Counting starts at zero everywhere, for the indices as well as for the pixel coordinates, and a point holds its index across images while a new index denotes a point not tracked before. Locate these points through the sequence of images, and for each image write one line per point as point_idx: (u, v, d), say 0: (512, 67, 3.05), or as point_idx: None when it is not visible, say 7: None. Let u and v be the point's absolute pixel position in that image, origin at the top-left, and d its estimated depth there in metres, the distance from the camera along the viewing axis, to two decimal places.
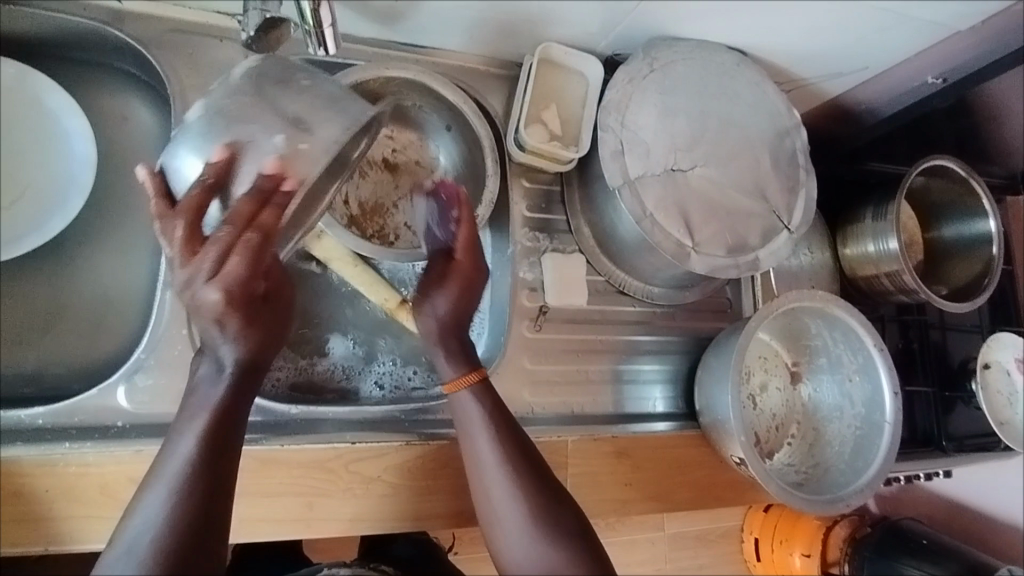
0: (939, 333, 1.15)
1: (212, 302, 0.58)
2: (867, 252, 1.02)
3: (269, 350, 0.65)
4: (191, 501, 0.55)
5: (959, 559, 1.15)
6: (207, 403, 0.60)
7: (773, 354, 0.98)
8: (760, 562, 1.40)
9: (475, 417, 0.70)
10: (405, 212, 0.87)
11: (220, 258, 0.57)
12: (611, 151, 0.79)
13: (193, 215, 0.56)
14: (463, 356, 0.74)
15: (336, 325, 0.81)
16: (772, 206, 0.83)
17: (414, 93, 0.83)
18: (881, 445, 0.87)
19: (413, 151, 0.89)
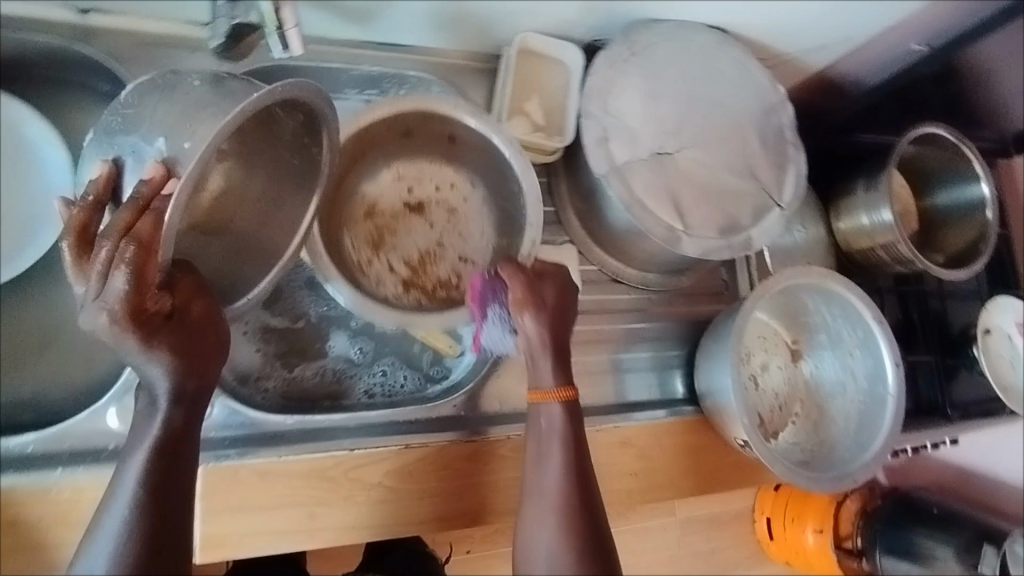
0: (938, 302, 1.15)
1: (99, 327, 0.49)
2: (861, 225, 1.01)
3: (206, 373, 0.58)
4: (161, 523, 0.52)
5: (971, 526, 1.15)
6: (144, 437, 0.55)
7: (773, 334, 0.97)
8: (773, 540, 1.38)
9: (551, 434, 0.68)
10: (455, 249, 0.85)
11: (103, 275, 0.48)
12: (595, 138, 0.77)
13: (82, 230, 0.52)
14: (560, 369, 0.69)
15: (335, 326, 0.80)
16: (762, 184, 0.81)
17: (409, 118, 0.77)
18: (885, 417, 0.87)
19: (429, 180, 0.85)
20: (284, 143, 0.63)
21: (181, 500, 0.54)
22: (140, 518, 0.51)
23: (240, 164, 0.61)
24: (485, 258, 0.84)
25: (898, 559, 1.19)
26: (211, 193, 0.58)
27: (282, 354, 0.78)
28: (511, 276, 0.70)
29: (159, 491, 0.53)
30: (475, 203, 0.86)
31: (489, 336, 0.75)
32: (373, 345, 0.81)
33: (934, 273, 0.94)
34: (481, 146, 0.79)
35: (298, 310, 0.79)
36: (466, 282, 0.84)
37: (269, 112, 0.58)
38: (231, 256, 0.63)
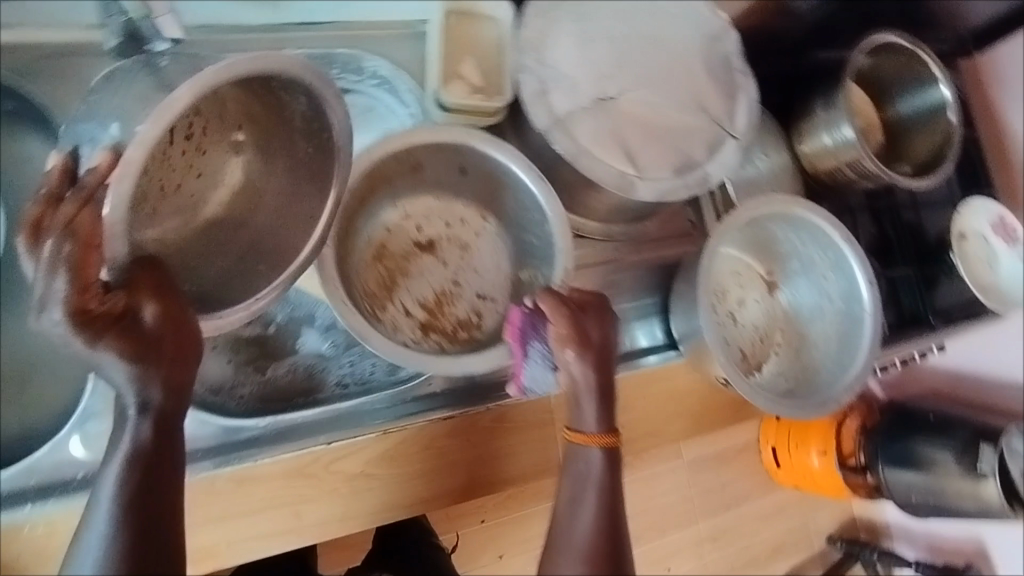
0: (911, 213, 1.15)
1: (49, 329, 0.45)
2: (823, 146, 0.99)
3: (181, 376, 0.53)
4: (138, 530, 0.49)
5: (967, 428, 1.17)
6: (120, 450, 0.51)
7: (747, 267, 0.96)
8: (781, 469, 1.41)
9: (591, 483, 0.64)
10: (469, 286, 0.83)
11: (50, 272, 0.44)
12: (534, 92, 0.73)
13: (34, 224, 0.45)
14: (605, 413, 0.66)
15: (303, 326, 0.77)
16: (713, 116, 0.78)
17: (418, 155, 0.75)
18: (863, 336, 0.86)
19: (437, 218, 0.84)
20: (298, 132, 0.63)
21: (159, 519, 0.51)
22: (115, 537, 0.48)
23: (258, 154, 0.67)
24: (502, 292, 0.84)
25: (900, 469, 1.19)
26: (231, 186, 0.68)
27: (249, 357, 0.75)
28: (550, 314, 0.65)
29: (133, 511, 0.50)
30: (486, 238, 0.85)
31: (531, 376, 0.70)
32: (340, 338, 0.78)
33: (900, 185, 0.93)
34: (493, 176, 0.78)
35: (261, 317, 0.75)
36: (486, 321, 0.82)
37: (274, 95, 0.59)
38: (248, 254, 0.65)
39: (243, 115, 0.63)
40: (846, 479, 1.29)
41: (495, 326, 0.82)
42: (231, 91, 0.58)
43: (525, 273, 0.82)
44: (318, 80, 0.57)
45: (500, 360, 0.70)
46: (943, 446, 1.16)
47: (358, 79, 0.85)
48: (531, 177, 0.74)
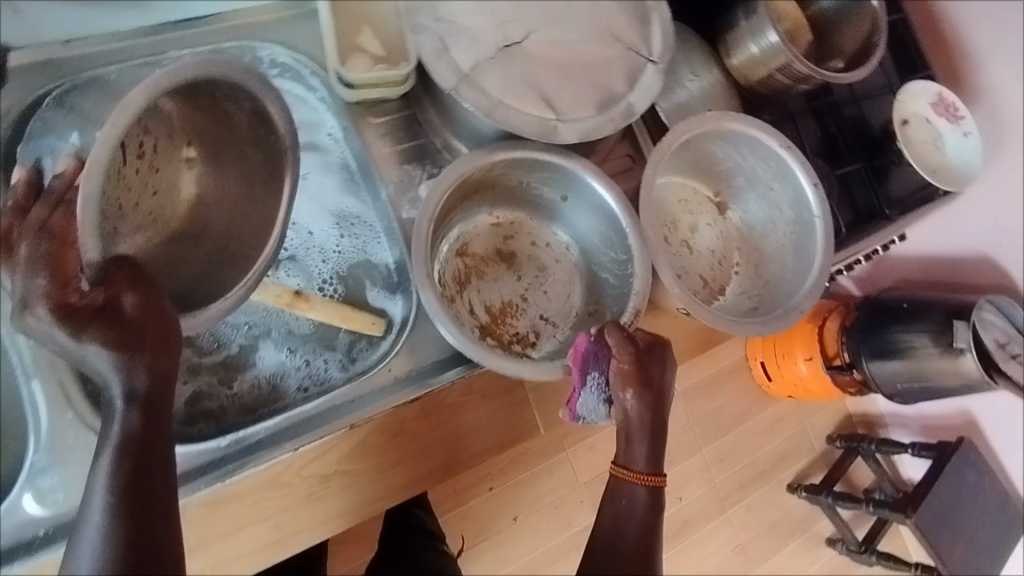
0: (852, 106, 1.14)
1: (31, 324, 0.47)
2: (752, 55, 0.97)
3: (167, 365, 0.53)
4: (130, 514, 0.47)
5: (940, 309, 1.17)
6: (106, 440, 0.49)
7: (692, 193, 0.95)
8: (773, 382, 1.47)
9: (635, 516, 0.65)
10: (538, 304, 0.82)
11: (36, 266, 0.49)
12: (432, 51, 0.69)
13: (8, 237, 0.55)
14: (656, 453, 0.67)
15: (259, 339, 0.78)
16: (629, 45, 0.75)
17: (519, 172, 0.76)
18: (816, 238, 0.85)
19: (525, 233, 0.83)
20: (245, 137, 0.68)
21: (154, 500, 0.49)
22: (108, 518, 0.46)
23: (210, 166, 0.69)
24: (566, 322, 0.81)
25: (882, 359, 1.21)
26: (186, 201, 0.69)
27: (209, 373, 0.75)
28: (615, 354, 0.66)
29: (127, 491, 0.48)
30: (566, 265, 0.83)
31: (585, 405, 0.69)
32: (295, 344, 0.78)
33: (834, 81, 0.92)
34: (586, 204, 0.77)
35: (214, 339, 0.76)
36: (542, 343, 0.80)
37: (216, 103, 0.63)
38: (214, 259, 0.68)
39: (190, 132, 0.66)
40: (835, 380, 1.34)
41: (551, 351, 0.79)
42: (174, 106, 0.61)
43: (595, 307, 0.80)
44: (260, 87, 0.63)
45: (556, 377, 0.69)
46: (917, 329, 1.18)
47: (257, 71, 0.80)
48: (619, 203, 0.74)
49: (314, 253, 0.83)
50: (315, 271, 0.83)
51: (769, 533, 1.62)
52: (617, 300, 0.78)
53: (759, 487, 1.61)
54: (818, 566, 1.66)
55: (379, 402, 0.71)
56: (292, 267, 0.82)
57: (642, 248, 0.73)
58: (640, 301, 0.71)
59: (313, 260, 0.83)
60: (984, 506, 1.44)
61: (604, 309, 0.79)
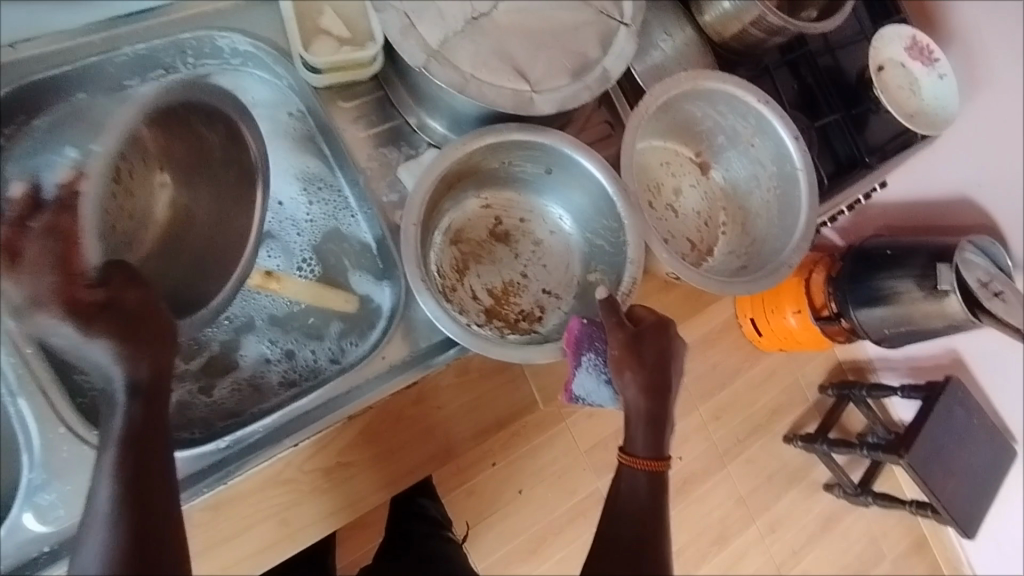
0: (826, 56, 1.13)
1: (49, 320, 0.55)
2: (725, 11, 0.95)
3: (163, 359, 0.56)
4: (135, 507, 0.49)
5: (923, 253, 1.18)
6: (110, 434, 0.52)
7: (673, 155, 0.93)
8: (763, 337, 1.49)
9: (633, 499, 0.65)
10: (539, 279, 0.81)
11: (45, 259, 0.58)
12: (398, 28, 0.66)
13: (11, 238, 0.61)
14: (656, 437, 0.66)
15: (240, 333, 0.78)
16: (600, 9, 0.73)
17: (503, 153, 0.74)
18: (801, 190, 0.84)
19: (515, 210, 0.82)
20: (217, 161, 0.79)
21: (157, 492, 0.51)
22: (116, 509, 0.49)
23: (186, 190, 0.79)
24: (569, 291, 0.80)
25: (869, 306, 1.22)
26: (162, 214, 0.78)
27: (190, 377, 0.74)
28: (613, 336, 0.66)
29: (132, 483, 0.50)
30: (561, 237, 0.82)
31: (582, 386, 0.68)
32: (281, 337, 0.78)
33: (806, 30, 0.92)
34: (573, 175, 0.75)
35: (195, 344, 0.75)
36: (548, 317, 0.79)
37: (193, 129, 0.76)
38: (189, 271, 0.76)
39: (163, 157, 0.77)
40: (823, 329, 1.35)
41: (558, 324, 0.78)
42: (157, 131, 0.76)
43: (595, 277, 0.79)
44: (236, 113, 0.77)
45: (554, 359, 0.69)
46: (902, 274, 1.19)
47: (222, 63, 0.78)
48: (605, 173, 0.72)
49: (287, 224, 0.83)
50: (293, 246, 0.82)
51: (769, 484, 1.66)
52: (613, 266, 0.77)
53: (755, 440, 1.64)
54: (818, 511, 1.70)
55: (373, 388, 0.70)
56: (274, 246, 0.82)
57: (633, 213, 0.72)
58: (637, 269, 0.70)
59: (287, 234, 0.82)
60: (974, 441, 1.48)
61: (603, 277, 0.78)
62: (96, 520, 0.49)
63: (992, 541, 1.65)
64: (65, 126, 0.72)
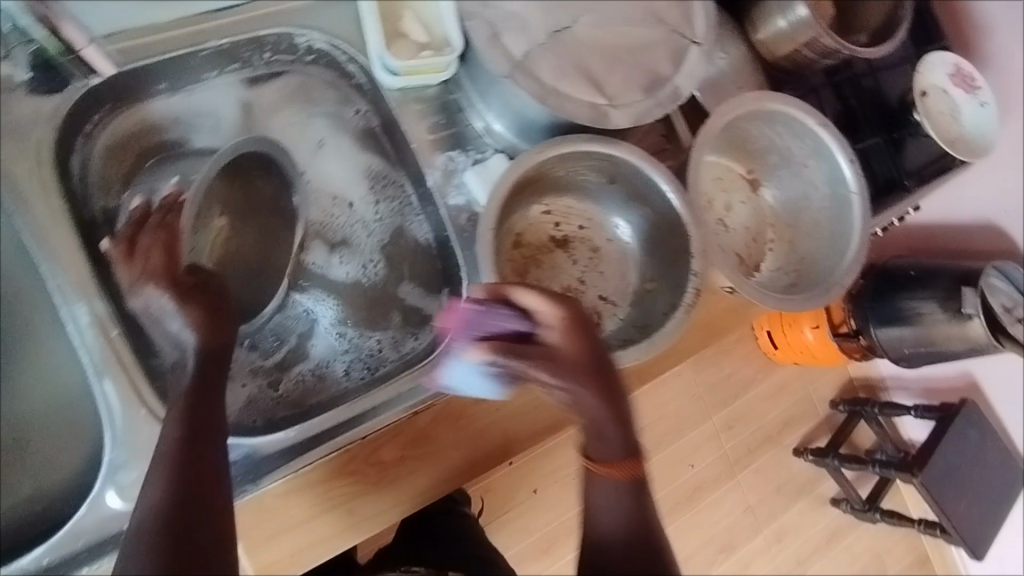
0: (870, 79, 1.14)
1: (149, 293, 0.62)
2: (779, 31, 0.97)
3: (222, 336, 0.62)
4: (184, 448, 0.51)
5: (948, 276, 1.19)
6: (178, 391, 0.57)
7: (726, 171, 0.95)
8: (779, 350, 1.50)
9: (616, 505, 0.58)
10: (595, 285, 0.83)
11: (150, 253, 0.64)
12: (484, 38, 0.68)
13: (126, 241, 0.65)
14: (625, 439, 0.58)
15: (315, 327, 0.80)
16: (673, 26, 0.75)
17: (572, 163, 0.75)
18: (855, 214, 0.86)
19: (575, 217, 0.83)
20: (268, 211, 0.80)
21: (205, 437, 0.53)
22: (174, 443, 0.51)
23: (241, 224, 0.79)
24: (625, 299, 0.82)
25: (890, 325, 1.24)
26: (221, 241, 0.78)
27: (265, 371, 0.76)
28: (511, 361, 0.57)
29: (189, 425, 0.53)
30: (618, 245, 0.83)
31: (459, 372, 0.66)
32: (348, 330, 0.80)
33: (860, 56, 0.93)
34: (639, 189, 0.77)
35: (275, 338, 0.78)
36: (605, 323, 0.81)
37: (250, 181, 0.78)
38: (248, 280, 0.79)
39: (221, 201, 0.77)
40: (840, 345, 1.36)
41: (616, 330, 0.80)
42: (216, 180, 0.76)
43: (652, 286, 0.81)
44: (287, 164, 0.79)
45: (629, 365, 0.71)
46: (925, 296, 1.20)
47: (293, 60, 0.78)
48: (672, 188, 0.74)
49: (358, 228, 0.83)
50: (363, 247, 0.83)
51: (777, 495, 1.68)
52: (673, 277, 0.78)
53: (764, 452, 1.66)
54: (825, 525, 1.73)
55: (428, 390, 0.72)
56: (346, 253, 0.83)
57: (699, 230, 0.74)
58: (700, 283, 0.73)
59: (360, 238, 0.83)
60: (988, 462, 1.50)
61: (661, 286, 0.80)
62: (156, 459, 0.51)
63: (997, 562, 1.67)
64: (157, 173, 0.76)
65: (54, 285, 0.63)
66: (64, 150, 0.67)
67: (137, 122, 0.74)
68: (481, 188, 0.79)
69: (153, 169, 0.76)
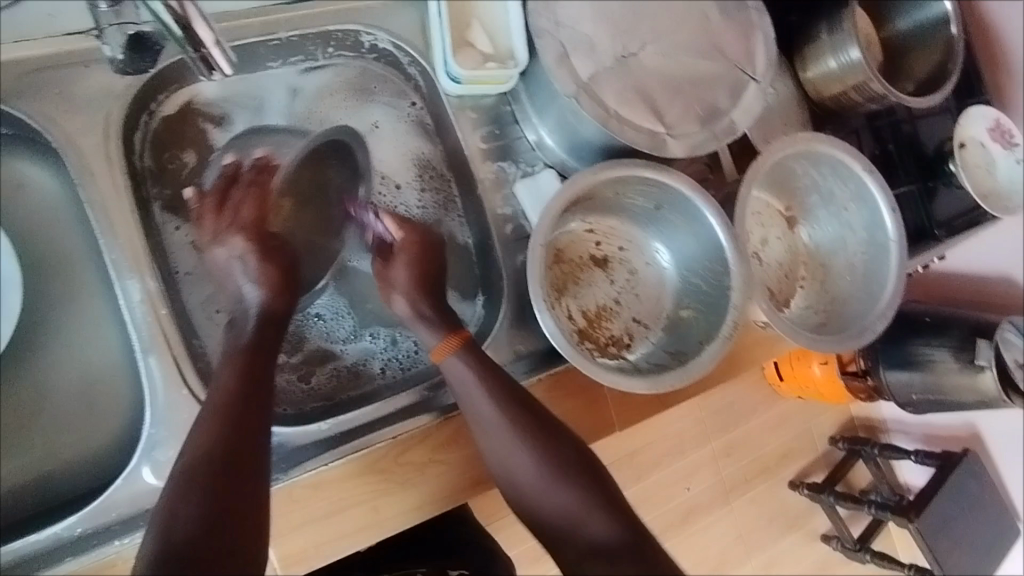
0: (909, 125, 1.14)
1: (235, 246, 0.64)
2: (830, 70, 0.97)
3: (279, 305, 0.64)
4: (232, 400, 0.56)
5: (963, 325, 1.18)
6: (236, 343, 0.61)
7: (766, 207, 0.96)
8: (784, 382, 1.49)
9: (469, 383, 0.67)
10: (629, 306, 0.84)
11: (237, 210, 0.66)
12: (554, 56, 0.70)
13: (218, 194, 0.67)
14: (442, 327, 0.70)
15: (352, 329, 0.78)
16: (735, 62, 0.76)
17: (622, 187, 0.76)
18: (891, 263, 0.87)
19: (616, 237, 0.84)
20: (334, 199, 0.77)
21: (252, 400, 0.57)
22: (227, 397, 0.56)
23: (309, 210, 0.75)
24: (657, 323, 0.84)
25: (899, 369, 1.23)
26: (286, 217, 0.73)
27: (294, 365, 0.75)
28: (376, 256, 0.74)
29: (241, 383, 0.57)
30: (656, 269, 0.85)
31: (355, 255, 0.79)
32: (385, 328, 0.80)
33: (907, 105, 0.93)
34: (687, 218, 0.77)
35: (296, 336, 0.76)
36: (636, 345, 0.83)
37: (326, 167, 0.76)
38: (310, 262, 0.75)
39: (293, 189, 0.73)
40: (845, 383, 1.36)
41: (646, 353, 0.82)
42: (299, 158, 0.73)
43: (686, 313, 0.82)
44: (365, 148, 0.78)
45: (662, 392, 0.71)
46: (939, 345, 1.18)
47: (355, 56, 0.80)
48: (720, 222, 0.74)
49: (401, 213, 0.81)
50: None
51: (771, 525, 1.68)
52: (708, 307, 0.79)
53: (759, 482, 1.66)
54: (814, 560, 1.73)
55: (439, 408, 0.76)
56: None
57: (742, 265, 0.74)
58: (738, 317, 0.74)
59: None
60: (986, 514, 1.51)
61: (697, 315, 0.81)
62: (206, 405, 0.55)
63: None
64: (248, 143, 0.75)
65: (109, 258, 0.64)
66: (127, 125, 0.68)
67: (204, 97, 0.73)
68: (530, 204, 0.79)
69: (231, 140, 0.75)
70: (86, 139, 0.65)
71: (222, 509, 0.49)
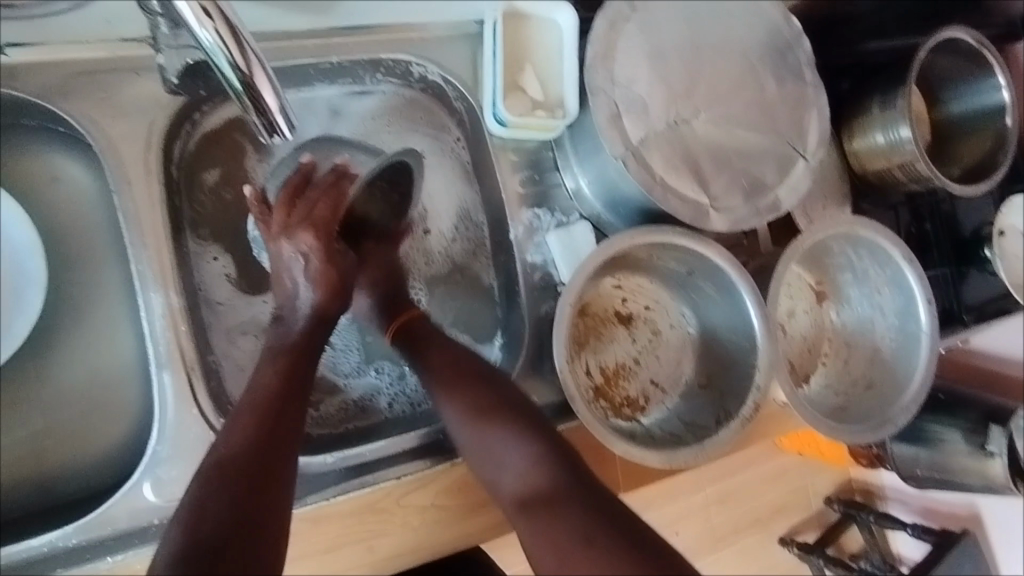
0: (947, 204, 1.12)
1: (300, 246, 0.67)
2: (877, 145, 0.94)
3: (329, 308, 0.68)
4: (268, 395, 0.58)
5: (977, 407, 1.11)
6: (284, 342, 0.64)
7: (797, 278, 0.95)
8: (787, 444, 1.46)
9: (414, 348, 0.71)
10: (648, 368, 0.82)
11: (308, 213, 0.68)
12: (607, 116, 0.69)
13: (292, 191, 0.69)
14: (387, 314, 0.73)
15: (361, 363, 0.78)
16: (787, 138, 0.75)
17: (656, 250, 0.75)
18: (919, 355, 0.85)
19: (642, 296, 0.83)
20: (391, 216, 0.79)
21: (288, 405, 0.58)
22: (267, 397, 0.58)
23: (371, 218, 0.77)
24: (675, 388, 0.82)
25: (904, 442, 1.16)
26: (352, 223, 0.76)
27: None
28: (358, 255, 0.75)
29: (278, 386, 0.59)
30: (679, 332, 0.83)
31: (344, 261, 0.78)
32: (395, 364, 0.79)
33: (952, 189, 0.88)
34: (721, 290, 0.76)
35: None
36: (651, 408, 0.81)
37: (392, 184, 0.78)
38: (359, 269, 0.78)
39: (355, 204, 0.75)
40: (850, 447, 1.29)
41: (659, 419, 0.80)
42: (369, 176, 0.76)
43: (707, 382, 0.80)
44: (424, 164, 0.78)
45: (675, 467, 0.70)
46: (949, 425, 1.11)
47: (402, 85, 0.79)
48: (753, 299, 0.72)
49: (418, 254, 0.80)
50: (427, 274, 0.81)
51: None
52: (730, 380, 0.78)
53: (753, 532, 1.62)
54: None
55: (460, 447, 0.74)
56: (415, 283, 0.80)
57: (771, 345, 0.73)
58: (760, 397, 0.73)
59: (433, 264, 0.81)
60: None
61: (717, 386, 0.79)
62: (242, 399, 0.58)
63: None
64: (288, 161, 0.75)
65: (136, 269, 0.63)
66: (169, 135, 0.68)
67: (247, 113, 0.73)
68: (562, 256, 0.78)
69: (272, 155, 0.75)
70: (129, 146, 0.64)
71: (246, 506, 0.50)
